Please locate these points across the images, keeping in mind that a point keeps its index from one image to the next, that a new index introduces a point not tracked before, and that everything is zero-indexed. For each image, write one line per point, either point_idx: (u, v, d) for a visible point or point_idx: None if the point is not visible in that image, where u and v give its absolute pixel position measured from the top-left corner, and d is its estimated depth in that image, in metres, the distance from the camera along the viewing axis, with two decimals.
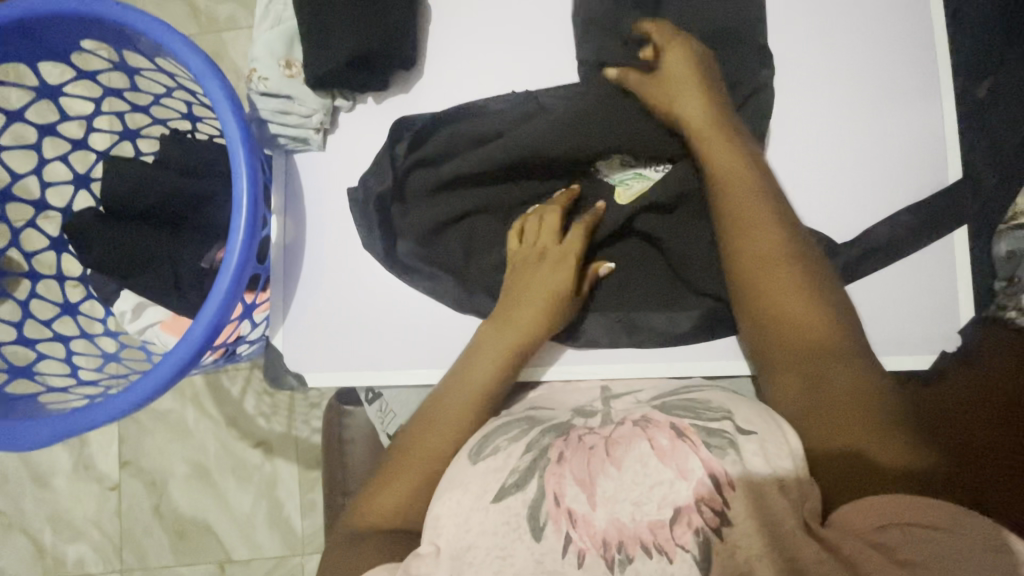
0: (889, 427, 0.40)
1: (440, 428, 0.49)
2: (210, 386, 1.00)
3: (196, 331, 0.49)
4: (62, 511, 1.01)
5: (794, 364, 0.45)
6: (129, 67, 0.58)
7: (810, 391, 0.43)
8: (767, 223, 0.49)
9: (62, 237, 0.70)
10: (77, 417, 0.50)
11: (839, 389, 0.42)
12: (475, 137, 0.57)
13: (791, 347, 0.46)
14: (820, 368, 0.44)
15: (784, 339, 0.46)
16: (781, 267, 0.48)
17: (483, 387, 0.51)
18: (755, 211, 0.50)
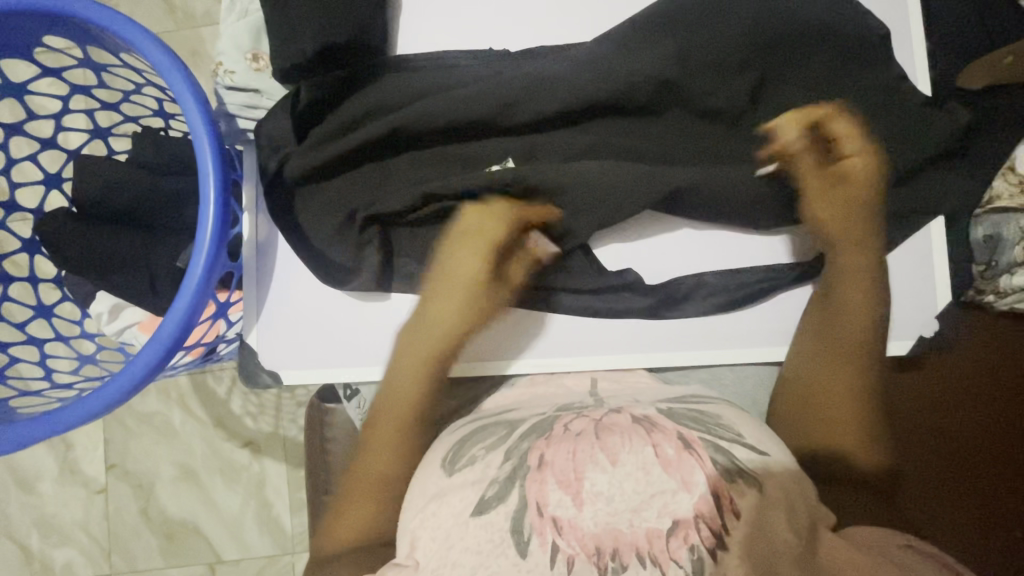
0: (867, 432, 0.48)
1: (376, 439, 0.50)
2: (195, 387, 0.99)
3: (165, 331, 0.48)
4: (48, 516, 1.00)
5: (860, 415, 0.48)
6: (94, 63, 0.56)
7: (830, 395, 0.49)
8: (865, 272, 0.51)
9: (35, 239, 0.69)
10: (47, 420, 0.49)
11: (842, 401, 0.48)
12: (431, 82, 0.55)
13: (836, 358, 0.50)
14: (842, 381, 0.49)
15: (850, 388, 0.49)
16: (858, 304, 0.51)
17: (407, 397, 0.51)
18: (863, 258, 0.51)
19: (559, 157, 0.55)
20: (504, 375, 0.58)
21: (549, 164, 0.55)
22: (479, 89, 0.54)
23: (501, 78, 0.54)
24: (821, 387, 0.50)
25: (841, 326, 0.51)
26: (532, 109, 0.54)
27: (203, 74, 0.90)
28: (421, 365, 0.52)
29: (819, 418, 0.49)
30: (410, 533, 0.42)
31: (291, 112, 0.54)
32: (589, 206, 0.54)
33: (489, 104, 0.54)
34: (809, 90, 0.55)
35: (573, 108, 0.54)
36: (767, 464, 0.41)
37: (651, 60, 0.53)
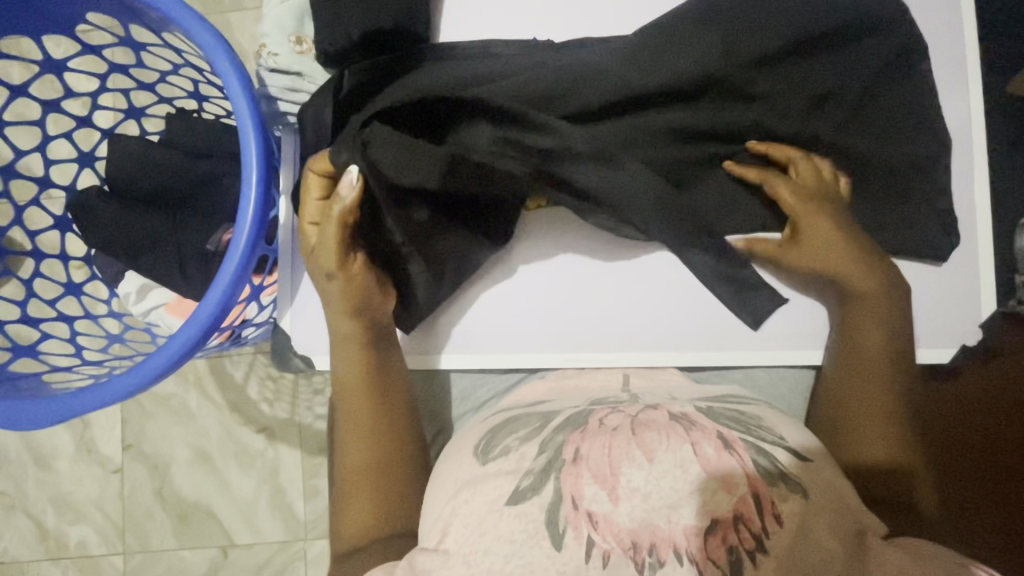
0: (900, 439, 0.47)
1: (353, 437, 0.51)
2: (213, 371, 1.00)
3: (203, 312, 0.48)
4: (64, 493, 1.01)
5: (892, 425, 0.47)
6: (134, 42, 0.56)
7: (863, 408, 0.48)
8: (876, 305, 0.51)
9: (67, 217, 0.69)
10: (80, 397, 0.49)
11: (869, 410, 0.48)
12: (476, 72, 0.53)
13: (863, 369, 0.50)
14: (869, 386, 0.49)
15: (883, 400, 0.48)
16: (878, 317, 0.51)
17: (364, 388, 0.52)
18: (869, 303, 0.51)
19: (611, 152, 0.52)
20: (533, 369, 0.58)
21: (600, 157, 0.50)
22: (526, 79, 0.52)
23: (547, 67, 0.53)
24: (855, 393, 0.50)
25: (859, 339, 0.51)
26: (572, 105, 0.52)
27: None
28: (353, 350, 0.53)
29: (852, 428, 0.48)
30: (443, 521, 0.42)
31: (335, 98, 0.53)
32: (626, 202, 0.50)
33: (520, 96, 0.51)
34: (849, 86, 0.54)
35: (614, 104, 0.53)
36: (807, 466, 0.40)
37: (701, 54, 0.52)
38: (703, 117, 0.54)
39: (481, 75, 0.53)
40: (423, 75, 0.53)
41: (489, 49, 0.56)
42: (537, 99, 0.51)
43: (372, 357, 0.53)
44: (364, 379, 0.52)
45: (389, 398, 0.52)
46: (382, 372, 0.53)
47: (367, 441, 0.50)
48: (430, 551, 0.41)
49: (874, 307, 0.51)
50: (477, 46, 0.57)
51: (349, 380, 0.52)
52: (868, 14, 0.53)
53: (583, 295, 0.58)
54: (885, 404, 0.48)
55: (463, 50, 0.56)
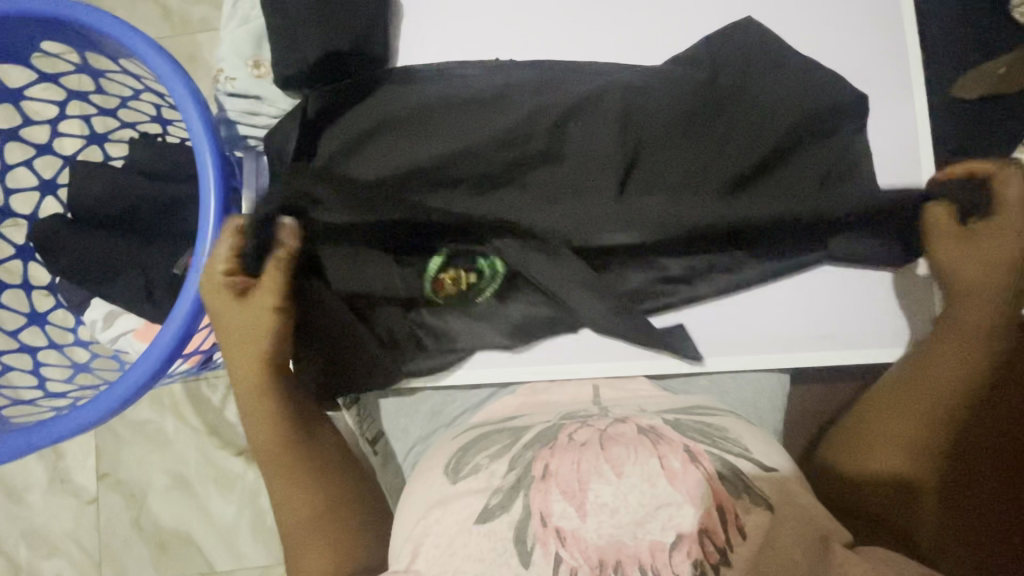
0: (912, 459, 0.47)
1: (283, 495, 0.50)
2: (189, 395, 0.98)
3: (165, 338, 0.49)
4: (37, 527, 0.98)
5: (912, 450, 0.47)
6: (92, 69, 0.56)
7: (886, 413, 0.49)
8: (975, 341, 0.48)
9: (29, 245, 0.68)
10: (43, 430, 0.50)
11: (895, 430, 0.48)
12: (437, 100, 0.56)
13: (919, 390, 0.48)
14: (880, 403, 0.49)
15: (916, 426, 0.47)
16: (965, 347, 0.48)
17: (280, 451, 0.50)
18: (971, 340, 0.48)
19: (556, 174, 0.54)
20: (504, 385, 0.57)
21: (541, 180, 0.54)
22: (474, 113, 0.55)
23: (508, 107, 0.55)
24: (884, 414, 0.49)
25: (936, 368, 0.48)
26: (534, 146, 0.54)
27: (200, 81, 0.90)
28: (262, 407, 0.50)
29: (870, 450, 0.48)
30: (414, 543, 0.42)
31: (300, 121, 0.54)
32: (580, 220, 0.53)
33: (486, 140, 0.54)
34: (799, 98, 0.55)
35: (562, 121, 0.54)
36: (772, 477, 0.41)
37: (643, 102, 0.55)
38: (654, 133, 0.55)
39: (442, 102, 0.56)
40: (386, 108, 0.55)
41: (455, 70, 0.57)
42: (492, 128, 0.54)
43: (285, 413, 0.50)
44: (279, 441, 0.50)
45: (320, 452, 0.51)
46: (297, 426, 0.50)
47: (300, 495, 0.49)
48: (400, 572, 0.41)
49: (972, 341, 0.48)
50: (443, 67, 0.57)
51: (267, 445, 0.50)
52: (795, 58, 0.56)
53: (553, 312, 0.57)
54: (903, 424, 0.48)
55: (425, 72, 0.57)
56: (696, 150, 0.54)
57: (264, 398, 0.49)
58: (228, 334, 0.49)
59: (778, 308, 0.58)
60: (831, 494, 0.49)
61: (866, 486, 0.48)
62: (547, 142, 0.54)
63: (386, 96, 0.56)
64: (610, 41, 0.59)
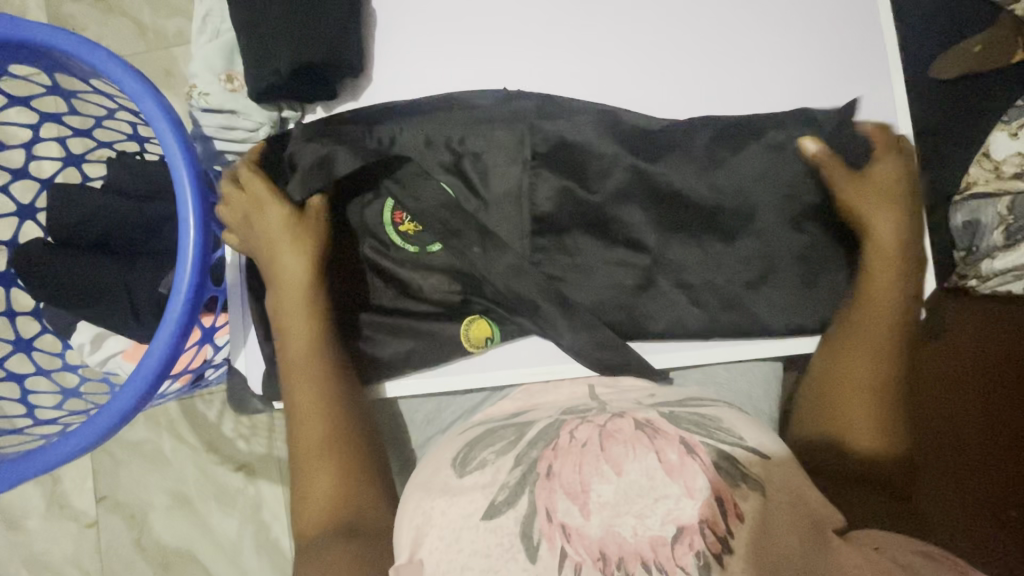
0: (872, 414, 0.50)
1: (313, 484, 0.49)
2: (185, 412, 0.98)
3: (153, 357, 0.48)
4: (38, 553, 0.97)
5: (879, 416, 0.50)
6: (64, 90, 0.56)
7: (827, 376, 0.53)
8: (890, 292, 0.53)
9: (10, 271, 0.67)
10: (37, 459, 0.49)
11: (844, 378, 0.52)
12: (451, 128, 0.56)
13: (862, 341, 0.52)
14: (836, 367, 0.53)
15: (873, 381, 0.51)
16: (889, 296, 0.53)
17: (320, 425, 0.51)
18: (888, 292, 0.53)
19: (562, 197, 0.56)
20: (500, 386, 0.57)
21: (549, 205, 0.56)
22: (497, 139, 0.56)
23: (529, 136, 0.56)
24: (842, 360, 0.52)
25: (863, 321, 0.53)
26: (555, 173, 0.56)
27: (179, 95, 0.89)
28: (313, 385, 0.52)
29: (840, 419, 0.51)
30: (419, 539, 0.41)
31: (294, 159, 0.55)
32: (606, 245, 0.57)
33: (519, 178, 0.56)
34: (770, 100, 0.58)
35: (567, 149, 0.57)
36: (766, 463, 0.41)
37: (651, 140, 0.57)
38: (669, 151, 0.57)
39: (458, 130, 0.56)
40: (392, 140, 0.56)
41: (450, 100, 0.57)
42: (511, 156, 0.56)
43: (331, 401, 0.52)
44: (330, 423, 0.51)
45: (341, 375, 0.53)
46: (347, 410, 0.52)
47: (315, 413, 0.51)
48: (404, 566, 0.41)
49: (895, 292, 0.53)
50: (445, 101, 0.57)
51: (305, 426, 0.51)
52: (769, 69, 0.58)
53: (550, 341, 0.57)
54: (855, 371, 0.52)
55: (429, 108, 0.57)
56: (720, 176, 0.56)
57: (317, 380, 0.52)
58: (281, 297, 0.53)
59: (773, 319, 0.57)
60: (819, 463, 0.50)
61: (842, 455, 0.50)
62: (561, 167, 0.57)
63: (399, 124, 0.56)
64: (588, 46, 0.59)
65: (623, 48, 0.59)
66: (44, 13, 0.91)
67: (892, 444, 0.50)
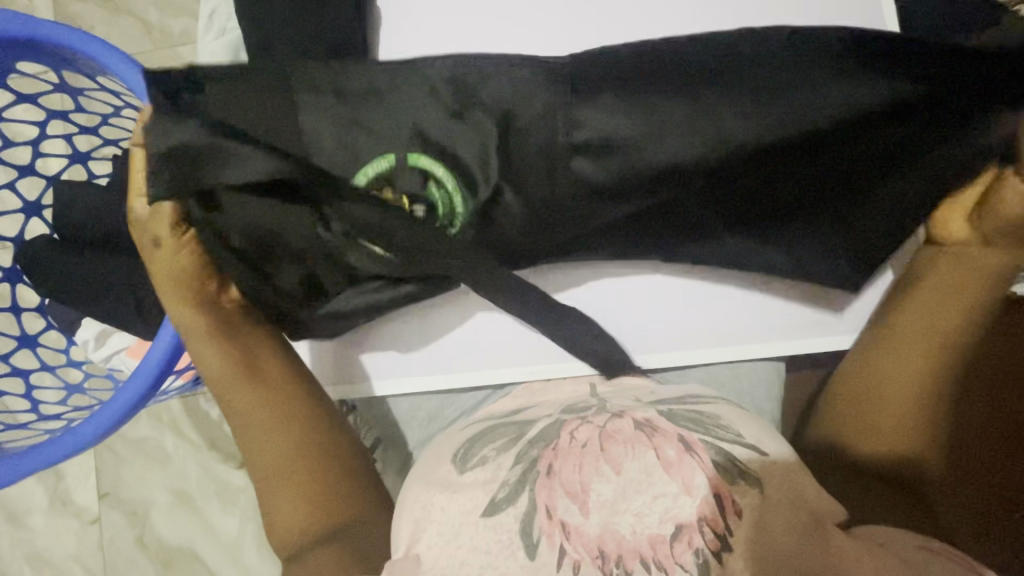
0: (912, 424, 0.47)
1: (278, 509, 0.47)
2: (188, 410, 0.98)
3: (158, 354, 0.49)
4: (41, 550, 0.98)
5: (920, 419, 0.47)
6: (71, 88, 0.57)
7: (868, 369, 0.50)
8: (963, 303, 0.48)
9: (16, 267, 0.67)
10: (40, 454, 0.50)
11: (888, 377, 0.48)
12: (447, 99, 0.51)
13: (926, 343, 0.48)
14: (881, 362, 0.49)
15: (910, 386, 0.47)
16: (964, 306, 0.48)
17: (289, 447, 0.48)
18: (954, 301, 0.49)
19: (564, 177, 0.52)
20: (502, 384, 0.58)
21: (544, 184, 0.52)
22: (503, 107, 0.51)
23: (534, 106, 0.51)
24: (894, 359, 0.49)
25: (924, 319, 0.49)
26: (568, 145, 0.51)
27: None
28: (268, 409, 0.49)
29: (871, 422, 0.48)
30: (418, 532, 0.42)
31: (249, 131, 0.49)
32: (595, 228, 0.54)
33: (556, 143, 0.50)
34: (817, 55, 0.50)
35: (580, 113, 0.50)
36: (764, 460, 0.41)
37: (689, 105, 0.49)
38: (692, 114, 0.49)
39: (451, 103, 0.51)
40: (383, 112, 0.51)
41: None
42: (522, 128, 0.51)
43: (286, 423, 0.49)
44: (291, 447, 0.48)
45: (288, 393, 0.50)
46: (301, 434, 0.49)
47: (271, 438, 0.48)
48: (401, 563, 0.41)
49: (970, 303, 0.48)
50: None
51: (266, 451, 0.48)
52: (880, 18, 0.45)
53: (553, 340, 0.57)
54: (907, 373, 0.48)
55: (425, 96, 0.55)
56: (767, 133, 0.49)
57: (260, 398, 0.49)
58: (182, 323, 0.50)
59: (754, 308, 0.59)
60: (826, 459, 0.49)
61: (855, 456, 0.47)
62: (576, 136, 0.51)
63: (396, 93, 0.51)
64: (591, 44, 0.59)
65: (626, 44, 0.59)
66: (51, 13, 0.92)
67: (929, 446, 0.47)
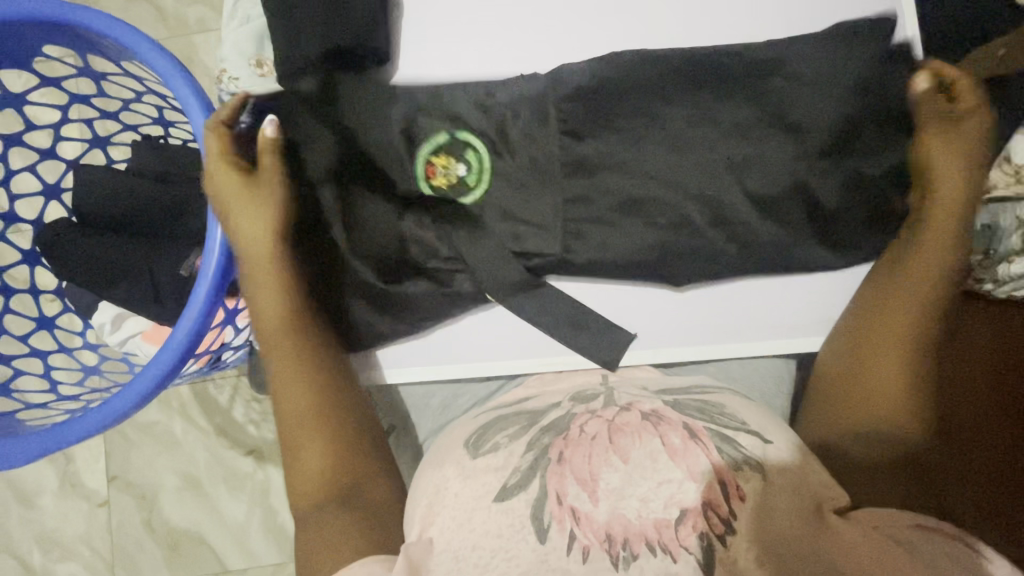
0: (910, 376, 0.47)
1: (302, 475, 0.47)
2: (196, 395, 0.99)
3: (176, 335, 0.49)
4: (51, 530, 0.99)
5: (910, 378, 0.47)
6: (94, 73, 0.57)
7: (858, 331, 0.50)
8: (946, 247, 0.49)
9: (35, 250, 0.68)
10: (55, 433, 0.50)
11: (881, 333, 0.49)
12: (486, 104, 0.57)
13: (909, 290, 0.49)
14: (871, 318, 0.50)
15: (914, 331, 0.48)
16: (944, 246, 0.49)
17: (311, 415, 0.49)
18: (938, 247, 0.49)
19: (609, 163, 0.55)
20: (515, 374, 0.58)
21: (597, 173, 0.55)
22: (540, 103, 0.56)
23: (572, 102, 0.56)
24: (885, 310, 0.49)
25: (917, 267, 0.49)
26: (607, 133, 0.55)
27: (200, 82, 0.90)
28: (299, 370, 0.50)
29: (871, 380, 0.48)
30: (431, 512, 0.42)
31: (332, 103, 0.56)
32: (624, 210, 0.55)
33: (557, 152, 0.55)
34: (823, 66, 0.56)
35: (613, 108, 0.55)
36: (768, 450, 0.41)
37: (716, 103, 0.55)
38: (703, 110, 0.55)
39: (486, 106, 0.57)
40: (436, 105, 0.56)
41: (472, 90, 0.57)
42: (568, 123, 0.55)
43: (323, 389, 0.50)
44: (319, 415, 0.49)
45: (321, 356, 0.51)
46: (334, 405, 0.50)
47: (304, 392, 0.50)
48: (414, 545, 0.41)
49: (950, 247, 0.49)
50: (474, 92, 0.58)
51: (298, 416, 0.49)
52: (820, 57, 0.54)
53: (570, 327, 0.57)
54: (900, 320, 0.48)
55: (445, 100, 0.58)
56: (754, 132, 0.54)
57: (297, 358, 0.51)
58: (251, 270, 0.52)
59: (768, 298, 0.57)
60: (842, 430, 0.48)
61: (863, 419, 0.47)
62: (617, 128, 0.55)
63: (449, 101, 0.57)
64: (609, 40, 0.59)
65: (646, 39, 0.59)
66: None
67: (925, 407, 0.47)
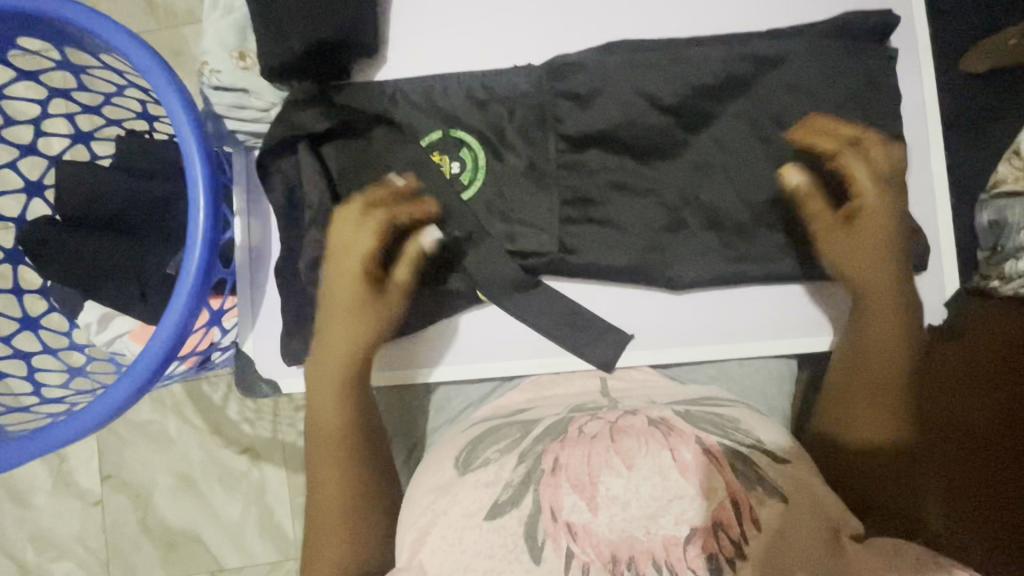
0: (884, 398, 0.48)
1: (327, 488, 0.50)
2: (190, 394, 0.98)
3: (160, 341, 0.48)
4: (44, 530, 0.98)
5: (881, 401, 0.48)
6: (72, 65, 0.55)
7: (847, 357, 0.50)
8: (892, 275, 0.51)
9: (18, 249, 0.67)
10: (39, 440, 0.49)
11: (861, 362, 0.49)
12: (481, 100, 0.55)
13: (870, 321, 0.50)
14: (851, 350, 0.50)
15: (889, 359, 0.49)
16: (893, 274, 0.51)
17: (339, 430, 0.51)
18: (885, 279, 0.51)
19: (604, 160, 0.55)
20: (508, 375, 0.56)
21: (588, 173, 0.55)
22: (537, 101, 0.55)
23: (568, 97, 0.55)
24: (860, 337, 0.50)
25: (873, 302, 0.50)
26: (602, 133, 0.54)
27: (188, 74, 0.88)
28: (339, 388, 0.51)
29: (857, 407, 0.48)
30: (424, 527, 0.41)
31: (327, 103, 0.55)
32: (621, 211, 0.54)
33: (554, 152, 0.55)
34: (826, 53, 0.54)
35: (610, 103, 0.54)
36: (785, 467, 0.41)
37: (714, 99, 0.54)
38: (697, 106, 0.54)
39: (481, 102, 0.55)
40: (432, 106, 0.56)
41: (465, 83, 0.56)
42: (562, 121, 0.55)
43: (356, 404, 0.51)
44: (350, 429, 0.51)
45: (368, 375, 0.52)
46: (368, 417, 0.52)
47: (334, 406, 0.51)
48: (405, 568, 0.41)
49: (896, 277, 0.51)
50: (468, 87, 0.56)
51: (327, 431, 0.51)
52: (817, 58, 0.53)
53: (564, 327, 0.55)
54: (874, 345, 0.49)
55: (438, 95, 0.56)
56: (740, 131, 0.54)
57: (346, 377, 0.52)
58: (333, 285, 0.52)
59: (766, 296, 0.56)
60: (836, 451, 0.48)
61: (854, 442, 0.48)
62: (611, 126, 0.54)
63: (442, 96, 0.56)
64: (608, 30, 0.57)
65: (646, 29, 0.57)
66: None
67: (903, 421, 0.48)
